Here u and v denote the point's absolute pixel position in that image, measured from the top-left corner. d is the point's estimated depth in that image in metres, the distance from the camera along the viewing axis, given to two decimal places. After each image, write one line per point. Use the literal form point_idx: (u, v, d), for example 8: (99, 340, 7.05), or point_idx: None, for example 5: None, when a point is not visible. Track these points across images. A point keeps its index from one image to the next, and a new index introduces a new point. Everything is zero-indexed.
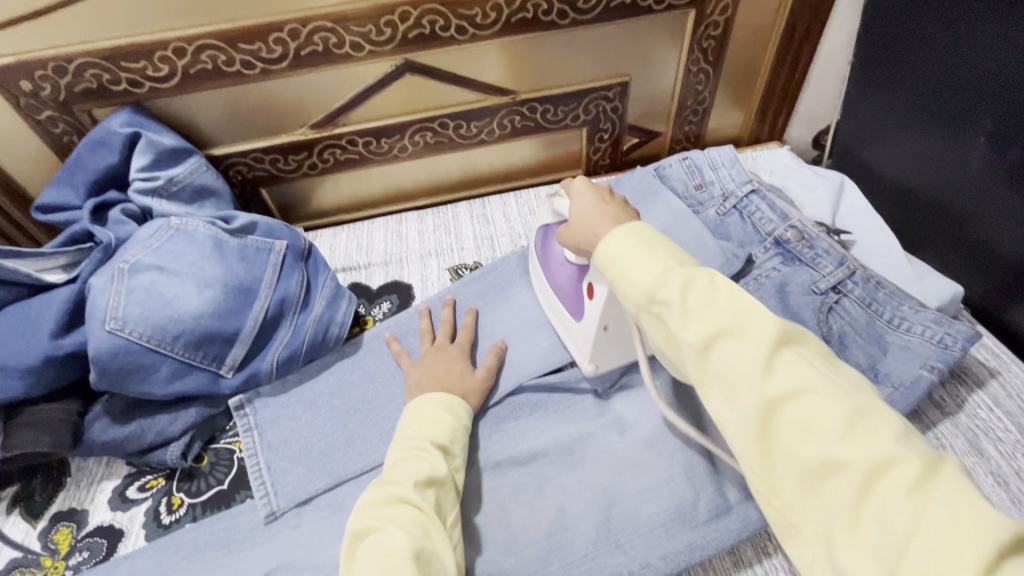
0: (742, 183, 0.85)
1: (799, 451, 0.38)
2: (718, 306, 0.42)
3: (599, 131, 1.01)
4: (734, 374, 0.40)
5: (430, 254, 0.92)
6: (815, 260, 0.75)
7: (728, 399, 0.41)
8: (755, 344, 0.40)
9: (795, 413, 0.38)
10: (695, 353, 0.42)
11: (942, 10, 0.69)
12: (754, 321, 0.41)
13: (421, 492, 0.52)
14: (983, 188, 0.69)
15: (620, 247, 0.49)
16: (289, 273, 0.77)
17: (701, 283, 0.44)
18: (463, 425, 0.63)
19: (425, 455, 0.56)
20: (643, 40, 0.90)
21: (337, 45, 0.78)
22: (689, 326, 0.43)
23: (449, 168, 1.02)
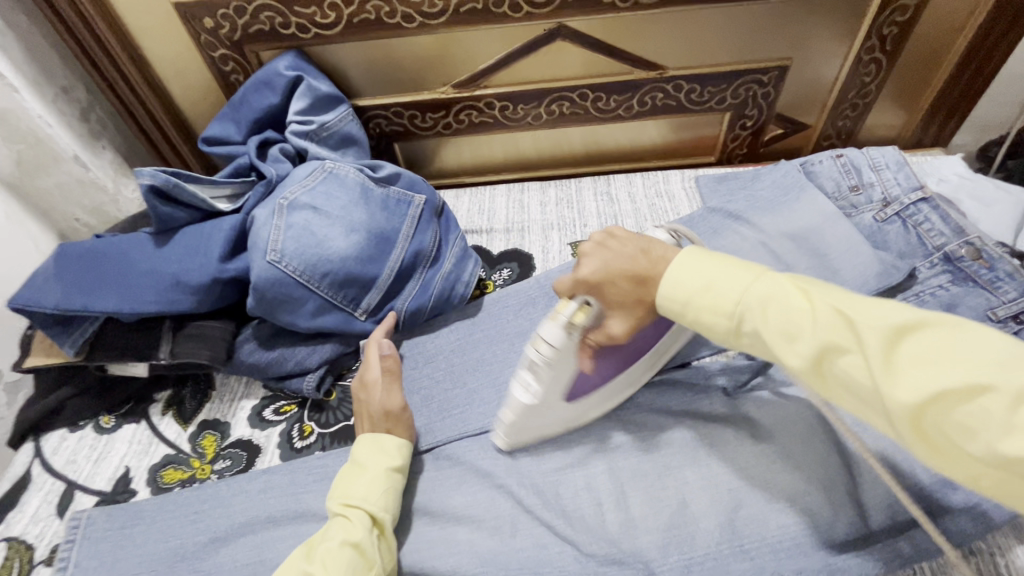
0: (910, 188, 0.77)
1: (969, 449, 0.32)
2: (810, 320, 0.39)
3: (742, 117, 0.94)
4: (858, 387, 0.37)
5: (552, 227, 0.91)
6: (994, 283, 0.66)
7: (862, 406, 0.38)
8: (870, 357, 0.36)
9: (957, 412, 0.32)
10: (813, 374, 0.40)
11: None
12: (861, 328, 0.37)
13: (331, 560, 0.51)
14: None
15: (697, 274, 0.46)
16: (424, 228, 0.78)
17: (794, 299, 0.40)
18: (396, 471, 0.59)
19: (343, 520, 0.55)
20: (817, 20, 0.82)
21: (496, 4, 0.77)
22: (791, 351, 0.40)
23: (576, 141, 1.00)
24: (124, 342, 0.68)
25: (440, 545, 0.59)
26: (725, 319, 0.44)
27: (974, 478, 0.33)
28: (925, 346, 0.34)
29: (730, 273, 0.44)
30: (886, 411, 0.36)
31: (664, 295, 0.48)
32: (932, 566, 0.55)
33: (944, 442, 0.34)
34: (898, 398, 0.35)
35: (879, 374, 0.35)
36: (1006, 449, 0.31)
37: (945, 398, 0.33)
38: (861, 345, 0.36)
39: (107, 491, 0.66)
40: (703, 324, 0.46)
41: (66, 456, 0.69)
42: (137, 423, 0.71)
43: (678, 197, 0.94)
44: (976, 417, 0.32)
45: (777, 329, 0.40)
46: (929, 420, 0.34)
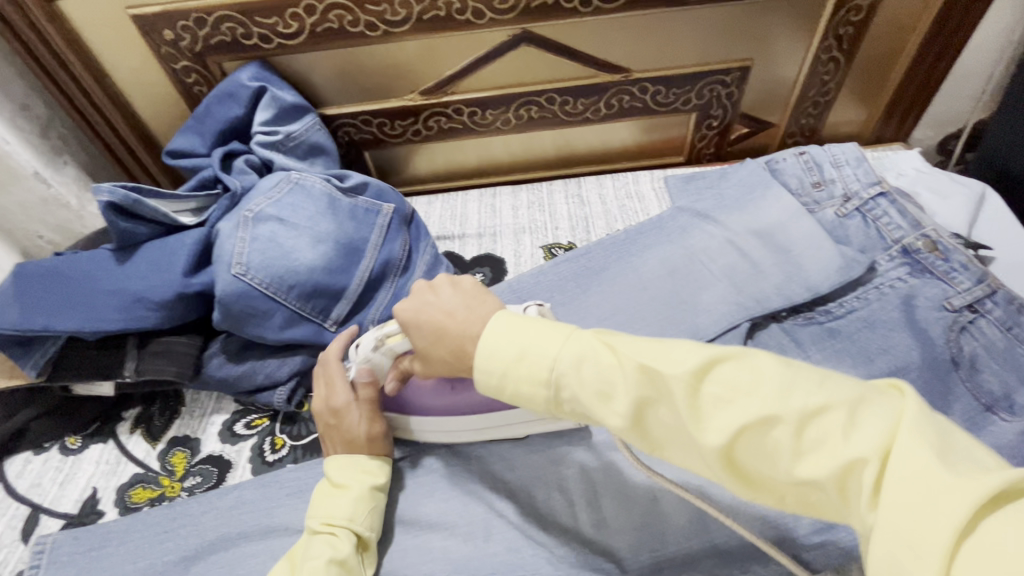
0: (869, 184, 0.79)
1: (773, 476, 0.33)
2: (614, 372, 0.37)
3: (708, 118, 0.96)
4: (674, 437, 0.35)
5: (524, 231, 0.92)
6: (949, 273, 0.68)
7: (686, 454, 0.36)
8: (678, 404, 0.34)
9: (758, 443, 0.32)
10: (630, 431, 0.37)
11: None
12: (656, 370, 0.35)
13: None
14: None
15: (508, 339, 0.41)
16: (394, 236, 0.78)
17: (602, 352, 0.38)
18: (380, 491, 0.60)
19: (329, 536, 0.54)
20: (775, 22, 0.84)
21: (460, 11, 0.78)
22: (608, 407, 0.37)
23: (547, 145, 1.01)
24: (88, 361, 0.67)
25: (414, 553, 0.59)
26: (543, 383, 0.40)
27: (779, 501, 0.34)
28: (721, 381, 0.34)
29: (541, 334, 0.40)
30: (701, 455, 0.35)
31: (479, 371, 0.42)
32: None
33: (755, 476, 0.33)
34: (707, 441, 0.34)
35: (688, 418, 0.34)
36: (801, 471, 0.31)
37: (741, 434, 0.33)
38: (665, 392, 0.35)
39: (73, 514, 0.65)
40: (524, 396, 0.41)
41: (31, 480, 0.68)
42: (104, 443, 0.70)
43: (648, 198, 0.95)
44: (779, 444, 0.32)
45: (592, 386, 0.37)
46: (737, 457, 0.33)
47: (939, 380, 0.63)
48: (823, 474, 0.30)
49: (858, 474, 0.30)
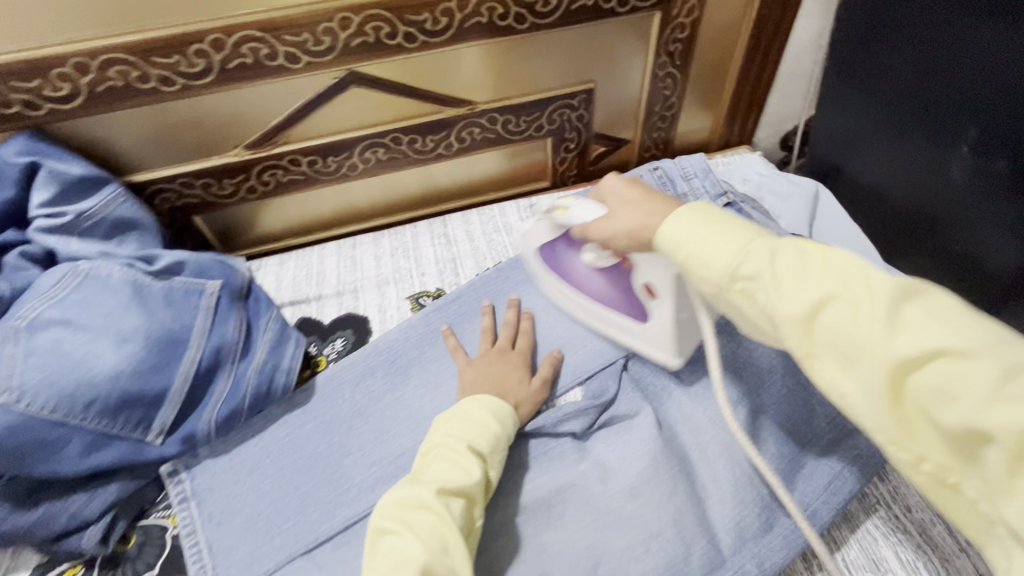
0: (716, 195, 0.82)
1: (941, 419, 0.34)
2: (818, 270, 0.39)
3: (564, 141, 0.95)
4: (848, 342, 0.37)
5: (388, 282, 0.84)
6: None
7: (844, 369, 0.37)
8: (877, 308, 0.36)
9: (933, 377, 0.34)
10: (800, 327, 0.39)
11: (918, 7, 0.64)
12: (869, 285, 0.37)
13: (448, 499, 0.50)
14: (1013, 198, 0.60)
15: (685, 224, 0.45)
16: (225, 317, 0.68)
17: (790, 250, 0.40)
18: (507, 434, 0.58)
19: (459, 459, 0.53)
20: (608, 43, 0.84)
21: (270, 57, 0.70)
22: (789, 299, 0.39)
23: (406, 185, 0.94)
24: None
25: None
26: (718, 274, 0.42)
27: (923, 453, 0.36)
28: (924, 307, 0.35)
29: (732, 231, 0.43)
30: (863, 369, 0.36)
31: (661, 239, 0.46)
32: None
33: (924, 415, 0.35)
34: (894, 351, 0.35)
35: (883, 333, 0.35)
36: (983, 420, 0.32)
37: (932, 360, 0.34)
38: (858, 301, 0.37)
39: None
40: (696, 276, 0.44)
41: None
42: None
43: (515, 229, 0.91)
44: (961, 385, 0.33)
45: (791, 281, 0.39)
46: (908, 384, 0.35)
47: (804, 387, 0.64)
48: (1006, 434, 0.31)
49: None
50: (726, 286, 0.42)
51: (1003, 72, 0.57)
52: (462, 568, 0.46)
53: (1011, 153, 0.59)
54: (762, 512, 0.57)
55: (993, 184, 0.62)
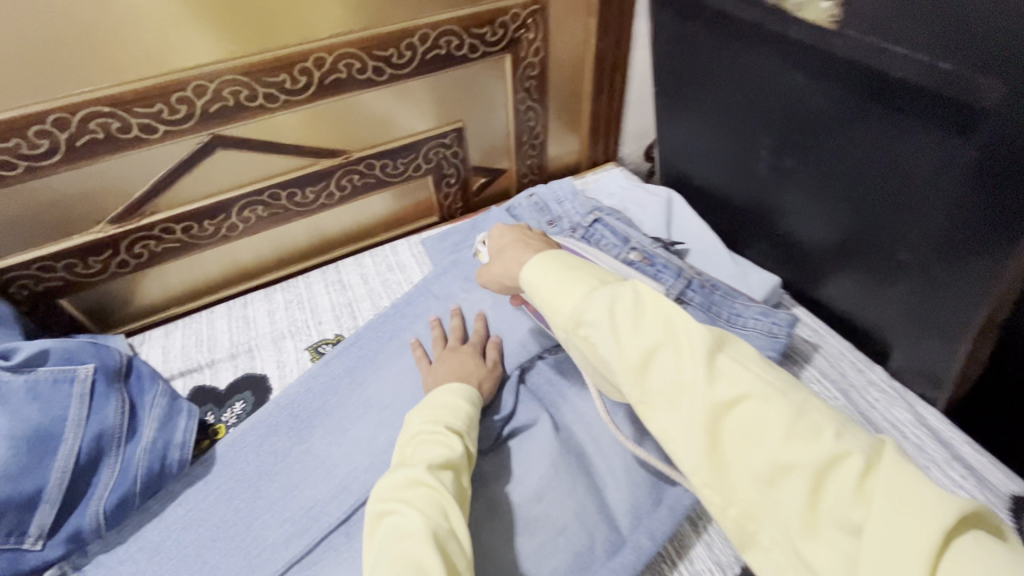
0: (585, 214, 0.90)
1: (752, 460, 0.38)
2: (650, 317, 0.44)
3: (444, 177, 1.00)
4: (674, 385, 0.41)
5: (285, 335, 0.84)
6: (657, 275, 0.80)
7: (669, 412, 0.41)
8: (698, 355, 0.41)
9: (740, 419, 0.39)
10: (634, 372, 0.43)
11: (706, 34, 0.73)
12: (688, 335, 0.42)
13: (439, 473, 0.54)
14: (810, 186, 0.69)
15: (545, 271, 0.52)
16: (103, 401, 0.64)
17: (626, 301, 0.45)
18: (477, 411, 0.64)
19: (441, 439, 0.58)
20: (469, 85, 0.91)
21: (123, 130, 0.69)
22: (625, 347, 0.43)
23: (294, 237, 0.94)
24: None
25: None
26: (566, 320, 0.48)
27: (729, 497, 0.38)
28: (733, 356, 0.42)
29: (576, 282, 0.49)
30: (685, 414, 0.40)
31: (528, 276, 0.53)
32: (675, 543, 0.61)
33: (733, 454, 0.39)
34: (713, 398, 0.40)
35: (704, 382, 0.40)
36: (784, 458, 0.37)
37: (740, 404, 0.39)
38: (680, 351, 0.42)
39: None
40: (552, 318, 0.50)
41: None
42: None
43: (408, 265, 0.94)
44: (765, 421, 0.38)
45: (626, 329, 0.44)
46: (722, 426, 0.39)
47: None
48: (804, 465, 0.36)
49: (820, 471, 0.35)
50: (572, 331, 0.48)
51: (777, 87, 0.66)
52: (463, 532, 0.50)
53: (797, 154, 0.68)
54: (653, 489, 0.63)
55: (791, 180, 0.71)
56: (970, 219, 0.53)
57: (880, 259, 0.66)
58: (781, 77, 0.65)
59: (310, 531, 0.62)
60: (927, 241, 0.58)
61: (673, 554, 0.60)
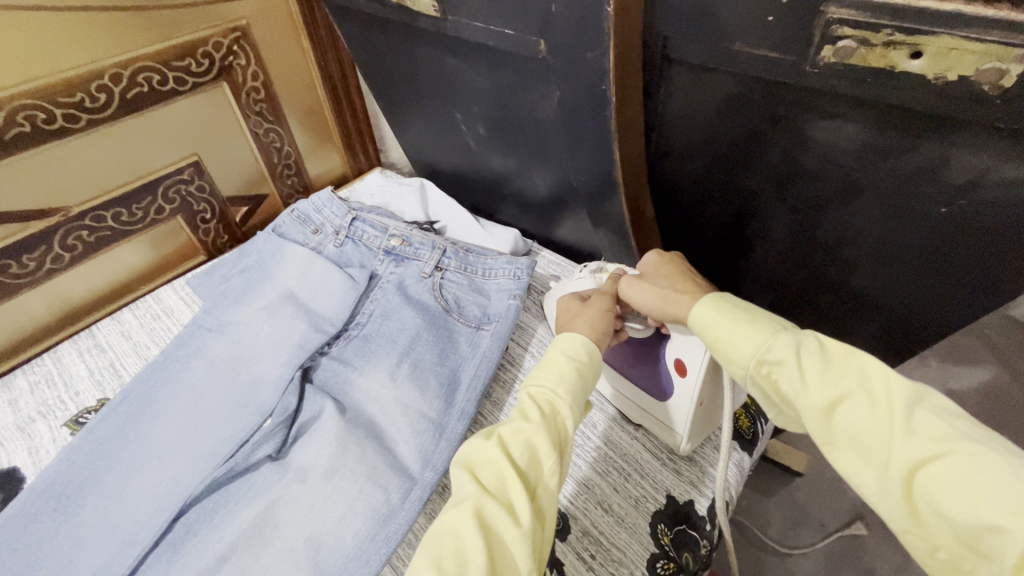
0: (343, 215, 0.95)
1: (953, 515, 0.39)
2: (835, 366, 0.46)
3: (197, 214, 0.98)
4: (865, 435, 0.43)
5: (34, 418, 0.76)
6: (416, 253, 0.89)
7: (860, 459, 0.44)
8: (895, 415, 0.43)
9: (942, 475, 0.40)
10: (819, 417, 0.46)
11: (378, 38, 0.82)
12: (887, 390, 0.44)
13: (510, 440, 0.51)
14: (504, 148, 0.83)
15: (715, 317, 0.53)
16: None
17: (810, 346, 0.48)
18: (582, 374, 0.56)
19: (526, 399, 0.54)
20: (193, 119, 0.91)
21: None
22: (812, 393, 0.46)
23: (28, 313, 0.85)
24: None
25: None
26: (743, 364, 0.50)
27: (936, 542, 0.41)
28: (933, 418, 0.42)
29: (746, 326, 0.50)
30: (883, 467, 0.42)
31: (691, 316, 0.54)
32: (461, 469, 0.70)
33: (932, 510, 0.40)
34: (912, 454, 0.41)
35: (902, 437, 0.42)
36: (993, 520, 0.37)
37: (943, 459, 0.40)
38: (875, 401, 0.44)
39: None
40: (726, 362, 0.52)
41: None
42: None
43: (177, 308, 0.91)
44: (967, 482, 0.39)
45: (814, 375, 0.46)
46: (919, 479, 0.41)
47: (442, 329, 0.81)
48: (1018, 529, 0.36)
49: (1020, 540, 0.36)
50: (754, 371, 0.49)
51: (441, 69, 0.77)
52: (521, 504, 0.47)
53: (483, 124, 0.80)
54: (437, 431, 0.70)
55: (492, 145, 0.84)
56: (881, 162, 0.54)
57: (573, 194, 0.81)
58: (439, 63, 0.76)
59: None
60: (583, 167, 0.70)
61: None
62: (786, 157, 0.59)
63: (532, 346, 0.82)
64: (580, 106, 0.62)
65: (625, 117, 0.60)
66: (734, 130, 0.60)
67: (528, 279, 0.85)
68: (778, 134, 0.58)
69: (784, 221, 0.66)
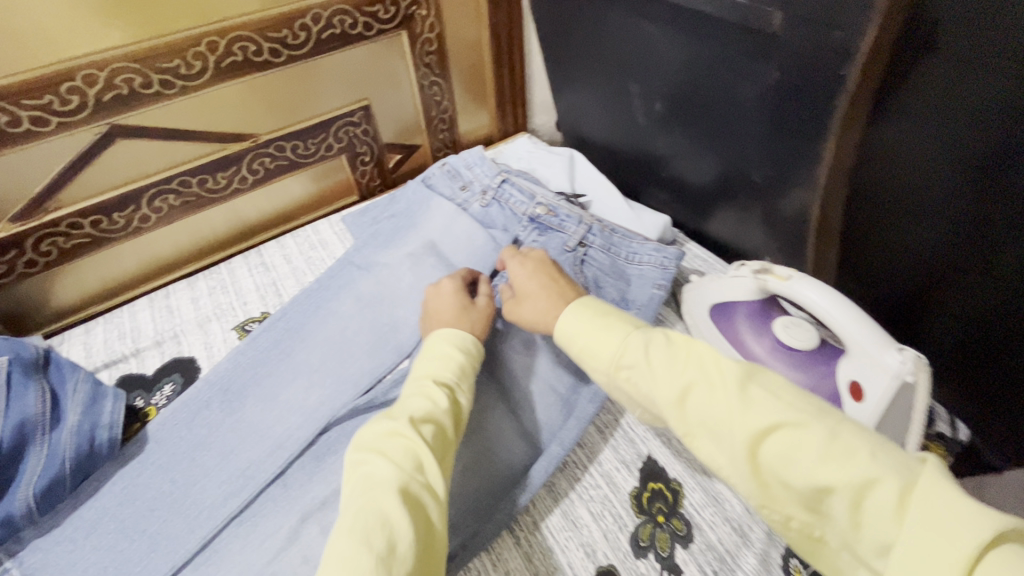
0: (494, 176, 0.96)
1: (793, 482, 0.39)
2: (681, 359, 0.48)
3: (358, 155, 1.03)
4: (713, 418, 0.44)
5: (210, 319, 0.86)
6: (561, 225, 0.87)
7: (712, 444, 0.44)
8: (729, 390, 0.43)
9: (778, 443, 0.40)
10: (674, 408, 0.46)
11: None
12: (718, 368, 0.45)
13: (421, 425, 0.53)
14: (676, 129, 0.77)
15: (580, 322, 0.57)
16: (22, 391, 0.65)
17: (659, 341, 0.50)
18: (470, 369, 0.63)
19: (427, 389, 0.57)
20: (371, 64, 0.95)
21: (11, 124, 0.69)
22: (661, 386, 0.47)
23: (214, 225, 0.95)
24: None
25: None
26: (606, 368, 0.53)
27: (786, 511, 0.41)
28: (770, 387, 0.43)
29: (606, 332, 0.54)
30: (725, 438, 0.42)
31: (567, 325, 0.58)
32: (585, 450, 0.68)
33: (775, 478, 0.40)
34: (749, 425, 0.42)
35: (739, 409, 0.43)
36: (821, 479, 0.38)
37: (778, 428, 0.41)
38: (712, 382, 0.45)
39: None
40: (593, 368, 0.54)
41: None
42: None
43: (331, 242, 0.98)
44: (795, 445, 0.40)
45: (660, 368, 0.48)
46: (759, 449, 0.41)
47: None
48: (842, 485, 0.37)
49: (858, 490, 0.36)
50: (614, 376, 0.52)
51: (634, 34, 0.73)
52: (438, 481, 0.50)
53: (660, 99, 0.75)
54: (564, 406, 0.70)
55: (664, 124, 0.79)
56: None
57: (744, 188, 0.74)
58: (632, 31, 0.72)
59: (250, 485, 0.66)
60: (772, 157, 0.65)
61: (584, 460, 0.68)
62: (940, 198, 0.60)
63: None
64: (808, 89, 0.56)
65: (857, 103, 0.53)
66: (877, 176, 0.63)
67: (674, 271, 0.82)
68: (926, 175, 0.59)
69: (994, 269, 0.60)
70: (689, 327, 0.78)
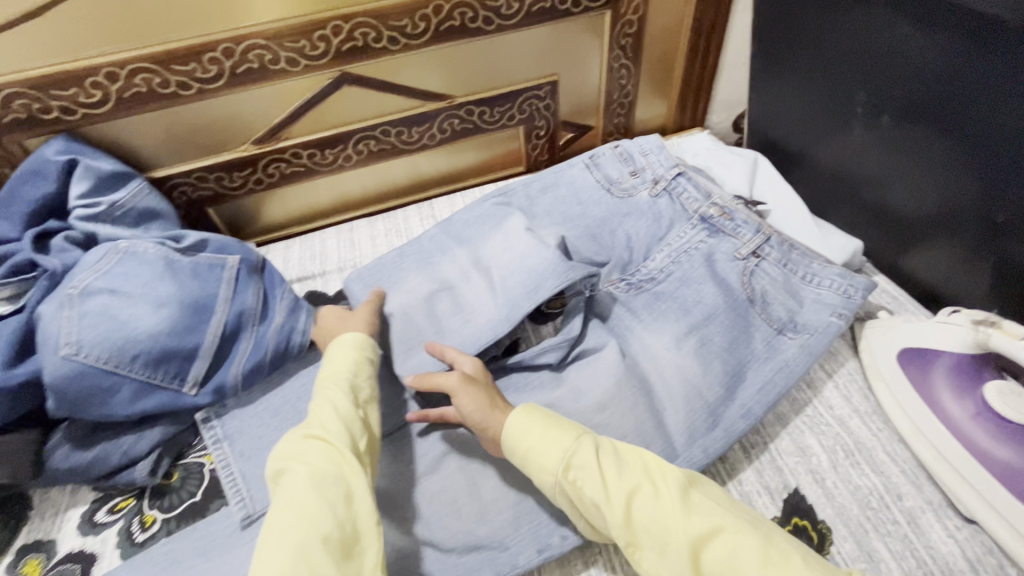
0: (669, 167, 0.90)
1: None
2: (627, 467, 0.55)
3: (535, 129, 1.07)
4: (656, 523, 0.51)
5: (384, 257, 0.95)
6: (735, 230, 0.82)
7: (659, 554, 0.51)
8: (673, 497, 0.52)
9: (721, 555, 0.48)
10: (623, 517, 0.52)
11: None
12: (664, 476, 0.54)
13: (311, 438, 0.58)
14: (903, 147, 0.70)
15: (526, 423, 0.59)
16: (245, 287, 0.78)
17: (605, 448, 0.57)
18: (370, 359, 0.68)
19: (329, 391, 0.62)
20: (568, 41, 0.97)
21: (273, 61, 0.81)
22: (613, 492, 0.53)
23: (397, 173, 1.05)
24: None
25: None
26: (552, 472, 0.56)
27: None
28: (705, 495, 0.53)
29: (552, 436, 0.57)
30: (673, 545, 0.50)
31: (507, 437, 0.59)
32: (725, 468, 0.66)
33: None
34: (693, 529, 0.50)
35: (683, 517, 0.51)
36: None
37: (717, 536, 0.49)
38: (656, 491, 0.53)
39: None
40: (537, 477, 0.57)
41: None
42: None
43: None
44: (730, 554, 0.48)
45: (611, 476, 0.54)
46: (705, 559, 0.49)
47: (742, 317, 0.75)
48: None
49: None
50: (563, 482, 0.55)
51: (889, 28, 0.65)
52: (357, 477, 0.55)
53: (896, 109, 0.69)
54: (708, 416, 0.68)
55: (891, 137, 0.71)
56: None
57: (977, 226, 0.65)
58: (887, 30, 0.66)
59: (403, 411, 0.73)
60: None
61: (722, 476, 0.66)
62: None
63: (839, 376, 0.71)
64: None
65: None
66: None
67: (859, 302, 0.74)
68: None
69: None
70: (864, 366, 0.71)
